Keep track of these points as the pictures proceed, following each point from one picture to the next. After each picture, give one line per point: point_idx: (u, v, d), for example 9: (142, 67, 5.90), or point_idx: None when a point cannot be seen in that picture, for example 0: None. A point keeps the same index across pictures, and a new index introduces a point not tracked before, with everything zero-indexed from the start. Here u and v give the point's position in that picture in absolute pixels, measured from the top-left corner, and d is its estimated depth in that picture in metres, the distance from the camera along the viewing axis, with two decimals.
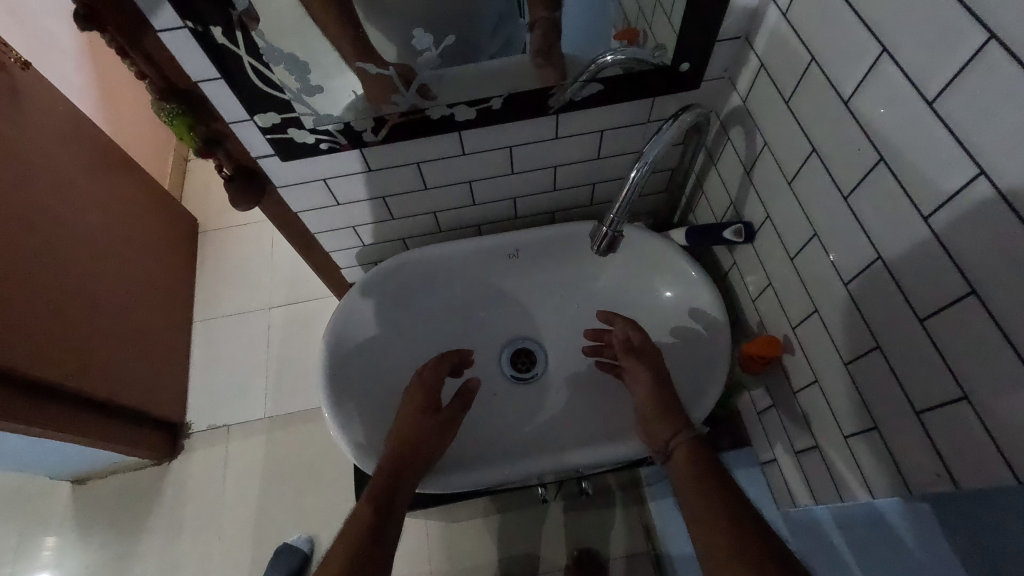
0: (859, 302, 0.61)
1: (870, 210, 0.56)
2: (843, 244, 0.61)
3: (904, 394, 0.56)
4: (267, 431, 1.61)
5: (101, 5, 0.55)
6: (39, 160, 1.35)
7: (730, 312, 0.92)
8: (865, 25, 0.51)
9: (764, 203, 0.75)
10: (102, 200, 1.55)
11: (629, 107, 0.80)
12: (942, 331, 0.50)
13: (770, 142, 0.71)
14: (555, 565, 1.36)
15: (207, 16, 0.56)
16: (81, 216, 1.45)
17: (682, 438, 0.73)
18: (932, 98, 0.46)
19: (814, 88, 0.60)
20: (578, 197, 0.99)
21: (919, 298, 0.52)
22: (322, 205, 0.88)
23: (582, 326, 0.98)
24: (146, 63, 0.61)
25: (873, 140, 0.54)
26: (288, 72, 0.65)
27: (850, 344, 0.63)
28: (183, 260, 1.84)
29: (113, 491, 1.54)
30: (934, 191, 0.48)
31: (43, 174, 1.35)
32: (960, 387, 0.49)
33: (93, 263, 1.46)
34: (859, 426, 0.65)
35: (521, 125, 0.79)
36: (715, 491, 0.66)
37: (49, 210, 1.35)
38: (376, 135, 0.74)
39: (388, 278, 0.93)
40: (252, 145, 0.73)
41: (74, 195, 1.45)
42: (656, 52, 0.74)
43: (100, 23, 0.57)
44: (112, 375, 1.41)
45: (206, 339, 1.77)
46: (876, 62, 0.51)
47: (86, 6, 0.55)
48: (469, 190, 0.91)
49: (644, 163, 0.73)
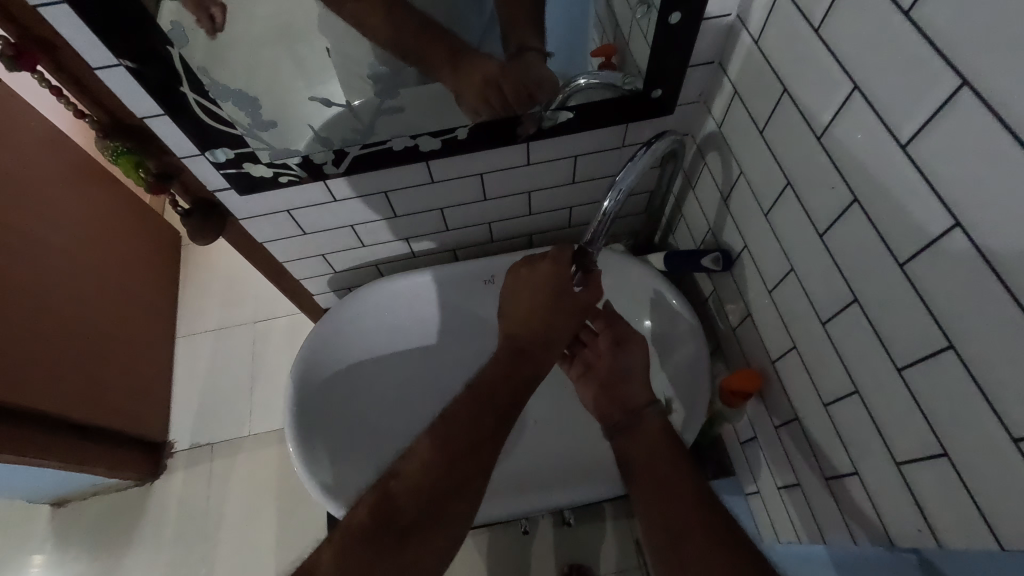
0: (837, 341, 0.59)
1: (847, 250, 0.54)
2: (821, 281, 0.59)
3: (884, 443, 0.54)
4: (251, 449, 1.56)
5: (31, 46, 0.53)
6: (19, 175, 1.30)
7: (710, 339, 0.89)
8: (837, 60, 0.48)
9: (742, 232, 0.73)
10: (83, 213, 1.50)
11: (602, 134, 0.77)
12: (920, 382, 0.48)
13: (745, 171, 0.68)
14: None
15: (148, 54, 0.53)
16: (63, 234, 1.41)
17: (653, 413, 0.75)
18: (905, 141, 0.43)
19: (787, 120, 0.58)
20: (556, 220, 0.96)
21: (896, 344, 0.50)
22: (288, 234, 0.85)
23: None
24: (87, 101, 0.59)
25: (847, 179, 0.51)
26: (237, 107, 0.63)
27: (829, 385, 0.61)
28: (165, 274, 1.79)
29: (91, 515, 1.49)
30: (910, 238, 0.46)
31: (21, 190, 1.30)
32: (941, 442, 0.47)
33: (74, 281, 1.41)
34: (841, 468, 0.62)
35: (491, 153, 0.76)
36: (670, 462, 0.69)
37: (27, 227, 1.30)
38: (337, 167, 0.72)
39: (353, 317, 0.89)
40: (207, 179, 0.70)
41: (56, 212, 1.40)
42: (627, 78, 0.72)
43: (31, 64, 0.54)
44: (95, 396, 1.36)
45: (187, 356, 1.72)
46: (848, 99, 0.48)
47: (14, 48, 0.52)
48: (441, 217, 0.88)
49: (618, 190, 0.70)
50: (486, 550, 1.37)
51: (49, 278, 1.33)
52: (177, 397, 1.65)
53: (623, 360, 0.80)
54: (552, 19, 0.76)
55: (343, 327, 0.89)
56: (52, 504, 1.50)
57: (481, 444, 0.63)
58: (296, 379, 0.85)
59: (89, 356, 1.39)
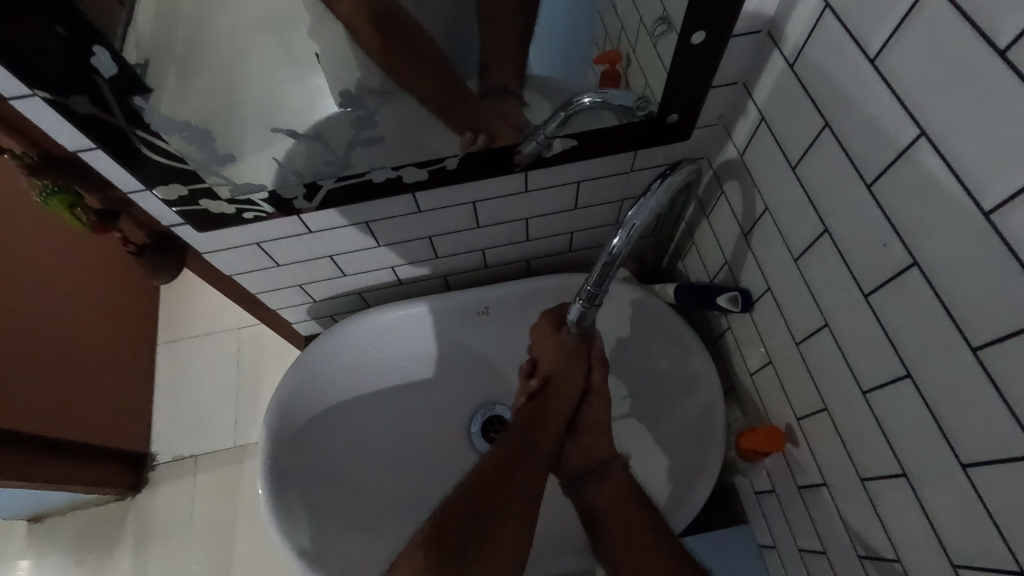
0: (880, 414, 0.51)
1: (896, 317, 0.47)
2: (861, 344, 0.52)
3: (936, 537, 0.48)
4: (232, 464, 1.43)
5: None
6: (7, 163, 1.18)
7: (724, 379, 0.83)
8: (898, 98, 0.41)
9: (765, 272, 0.65)
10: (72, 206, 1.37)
11: (608, 160, 0.69)
12: (990, 483, 0.41)
13: (771, 206, 0.61)
14: None
15: (70, 84, 0.45)
16: (40, 230, 1.25)
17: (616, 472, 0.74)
18: (989, 209, 0.36)
19: (827, 160, 0.50)
20: (556, 245, 0.88)
21: (959, 435, 0.43)
22: (260, 266, 0.76)
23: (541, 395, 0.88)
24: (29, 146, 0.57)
25: (903, 237, 0.44)
26: (185, 139, 0.56)
27: (869, 459, 0.54)
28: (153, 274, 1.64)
29: (67, 536, 1.36)
30: (985, 320, 0.38)
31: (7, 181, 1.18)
32: (1017, 557, 0.40)
33: (51, 282, 1.28)
34: (879, 549, 0.56)
35: (484, 183, 0.68)
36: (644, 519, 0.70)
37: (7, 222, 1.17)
38: (310, 202, 0.63)
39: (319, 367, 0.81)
40: (160, 214, 0.61)
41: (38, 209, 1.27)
42: (640, 101, 0.63)
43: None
44: (65, 411, 1.23)
45: (167, 364, 1.55)
46: (912, 147, 0.41)
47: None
48: (429, 245, 0.80)
49: (627, 230, 0.62)
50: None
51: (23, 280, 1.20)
52: (158, 406, 1.49)
53: (596, 438, 0.76)
54: (551, 20, 0.74)
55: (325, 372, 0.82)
56: (28, 521, 1.37)
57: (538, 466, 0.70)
58: (272, 423, 0.77)
59: (67, 368, 1.26)
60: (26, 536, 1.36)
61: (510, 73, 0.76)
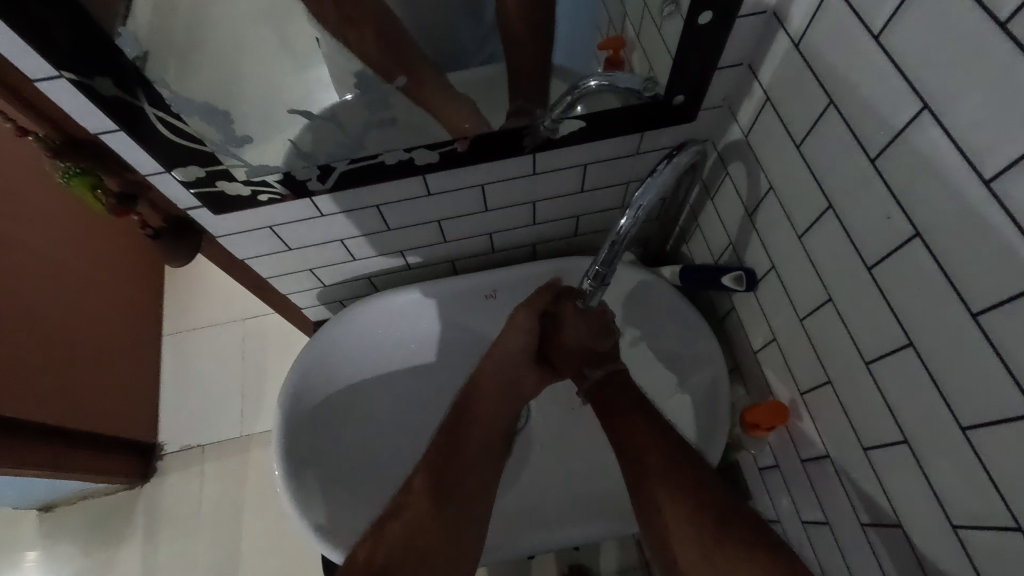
0: (883, 384, 0.53)
1: (899, 289, 0.48)
2: (864, 317, 0.53)
3: (937, 501, 0.49)
4: (241, 452, 1.45)
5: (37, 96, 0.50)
6: (16, 155, 1.19)
7: (729, 359, 0.84)
8: (901, 72, 0.42)
9: (769, 251, 0.67)
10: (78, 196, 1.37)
11: (615, 142, 0.70)
12: (990, 445, 0.43)
13: (775, 185, 0.62)
14: None
15: (93, 65, 0.46)
16: (46, 221, 1.27)
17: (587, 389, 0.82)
18: (989, 177, 0.37)
19: (831, 137, 0.51)
20: (561, 230, 0.89)
21: (960, 400, 0.44)
22: (272, 251, 0.77)
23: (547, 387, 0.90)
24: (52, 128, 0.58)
25: (906, 209, 0.45)
26: (204, 122, 0.58)
27: (871, 429, 0.56)
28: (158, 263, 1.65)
29: (80, 523, 1.38)
30: (985, 286, 0.40)
31: (16, 173, 1.19)
32: (1015, 515, 0.42)
33: (60, 272, 1.29)
34: (880, 516, 0.58)
35: (493, 165, 0.70)
36: (636, 412, 0.75)
37: (16, 214, 1.18)
38: (323, 183, 0.65)
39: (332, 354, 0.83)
40: (176, 197, 0.63)
41: (47, 199, 1.28)
42: (646, 83, 0.65)
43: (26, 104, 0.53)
44: (74, 400, 1.25)
45: (173, 355, 1.56)
46: (915, 120, 0.42)
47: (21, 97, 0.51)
48: (438, 229, 0.81)
49: (635, 209, 0.63)
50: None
51: (32, 271, 1.21)
52: (165, 396, 1.51)
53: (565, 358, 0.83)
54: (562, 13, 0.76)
55: (337, 343, 0.83)
56: (41, 510, 1.39)
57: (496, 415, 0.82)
58: (286, 404, 0.78)
59: (76, 358, 1.28)
60: (37, 526, 1.38)
61: (517, 61, 0.77)
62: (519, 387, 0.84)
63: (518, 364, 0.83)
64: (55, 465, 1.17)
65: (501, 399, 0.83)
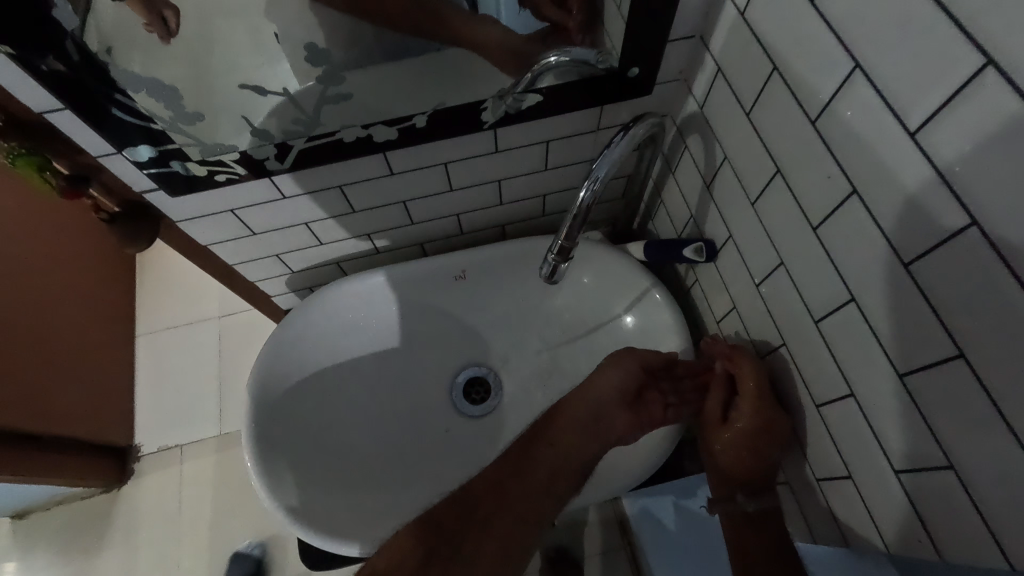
0: (831, 342, 0.55)
1: (842, 247, 0.50)
2: (813, 279, 0.55)
3: (882, 450, 0.51)
4: (220, 450, 1.43)
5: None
6: None
7: (695, 332, 0.87)
8: (834, 33, 0.43)
9: (727, 220, 0.68)
10: None
11: (574, 117, 0.71)
12: (924, 390, 0.45)
13: (730, 154, 0.63)
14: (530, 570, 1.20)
15: (30, 38, 0.45)
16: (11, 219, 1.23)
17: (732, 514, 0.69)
18: (913, 128, 0.39)
19: (776, 102, 0.53)
20: (529, 210, 0.90)
21: (899, 348, 0.46)
22: (236, 236, 0.77)
23: (519, 367, 0.91)
24: None
25: (844, 168, 0.47)
26: (154, 99, 0.57)
27: (822, 386, 0.58)
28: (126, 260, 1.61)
29: (54, 528, 1.36)
30: (915, 236, 0.41)
31: None
32: (947, 454, 0.44)
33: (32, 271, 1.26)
34: (832, 471, 0.60)
35: (454, 142, 0.70)
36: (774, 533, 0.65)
37: None
38: (281, 162, 0.65)
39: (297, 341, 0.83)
40: (131, 180, 0.62)
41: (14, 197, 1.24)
42: (601, 56, 0.66)
43: None
44: (41, 402, 1.21)
45: (148, 354, 1.54)
46: (849, 79, 0.43)
47: None
48: (404, 211, 0.81)
49: (594, 180, 0.64)
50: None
51: None
52: (141, 395, 1.49)
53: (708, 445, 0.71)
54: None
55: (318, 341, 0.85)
56: (13, 517, 1.37)
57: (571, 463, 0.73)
58: (256, 390, 0.79)
59: (45, 360, 1.24)
60: (11, 533, 1.36)
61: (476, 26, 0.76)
62: (600, 431, 0.74)
63: (610, 404, 0.73)
64: (19, 471, 1.13)
65: (582, 439, 0.73)
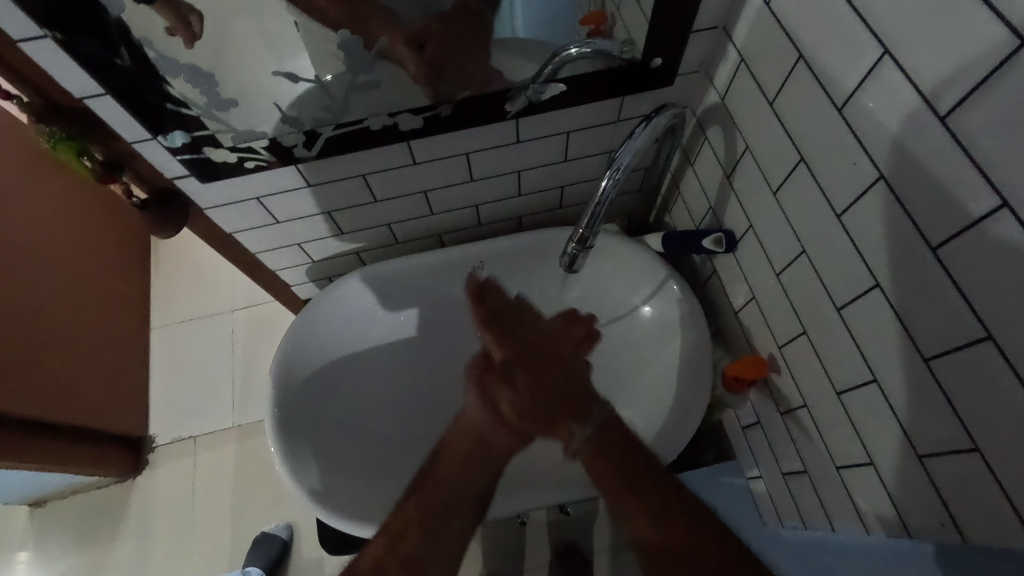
0: (854, 329, 0.55)
1: (867, 233, 0.50)
2: (835, 267, 0.56)
3: (905, 436, 0.52)
4: (236, 440, 1.45)
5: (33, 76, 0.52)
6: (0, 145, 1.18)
7: (711, 323, 0.87)
8: (863, 21, 0.43)
9: (747, 210, 0.69)
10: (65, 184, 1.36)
11: (596, 107, 0.72)
12: (949, 374, 0.45)
13: (751, 144, 0.64)
14: (541, 564, 1.20)
15: (74, 23, 0.46)
16: (33, 211, 1.25)
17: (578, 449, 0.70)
18: (944, 113, 0.39)
19: (801, 90, 0.53)
20: (546, 202, 0.91)
21: (923, 333, 0.46)
22: (260, 224, 0.78)
23: None
24: (28, 90, 0.54)
25: (871, 154, 0.47)
26: (188, 85, 0.59)
27: (844, 374, 0.58)
28: (143, 254, 1.63)
29: (73, 515, 1.38)
30: (944, 219, 0.42)
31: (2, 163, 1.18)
32: (971, 438, 0.44)
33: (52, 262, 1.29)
34: (854, 458, 0.60)
35: (477, 131, 0.71)
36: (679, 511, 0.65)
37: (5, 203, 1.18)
38: (309, 150, 0.66)
39: (319, 333, 0.84)
40: (163, 166, 0.63)
41: (34, 190, 1.27)
42: (624, 47, 0.67)
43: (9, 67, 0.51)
44: (63, 390, 1.23)
45: (164, 346, 1.56)
46: (876, 65, 0.44)
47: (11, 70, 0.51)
48: (425, 201, 0.82)
49: (616, 168, 0.65)
50: (478, 556, 1.21)
51: (21, 261, 1.20)
52: (157, 386, 1.51)
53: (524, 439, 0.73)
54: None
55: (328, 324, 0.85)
56: (32, 504, 1.39)
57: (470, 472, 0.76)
58: (277, 377, 0.80)
59: (65, 350, 1.27)
60: (27, 522, 1.38)
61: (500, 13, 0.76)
62: (487, 452, 0.75)
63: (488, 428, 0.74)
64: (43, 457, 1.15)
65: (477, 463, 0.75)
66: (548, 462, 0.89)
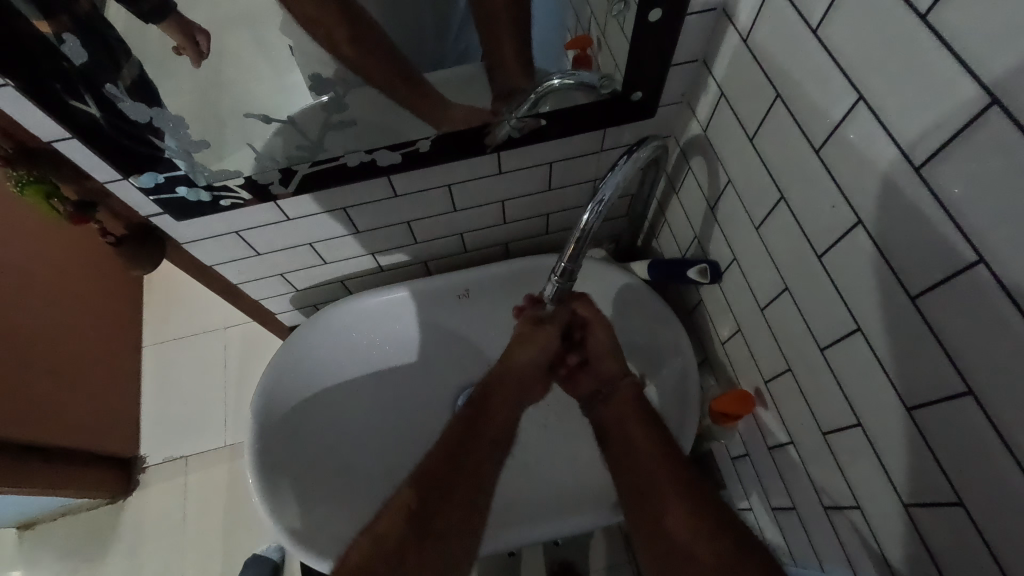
0: (838, 371, 0.54)
1: (848, 276, 0.49)
2: (818, 306, 0.55)
3: (891, 482, 0.50)
4: (225, 461, 1.43)
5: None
6: None
7: (699, 351, 0.86)
8: (840, 67, 0.43)
9: (731, 243, 0.68)
10: None
11: (578, 140, 0.71)
12: (932, 424, 0.44)
13: (733, 177, 0.63)
14: None
15: (40, 69, 0.46)
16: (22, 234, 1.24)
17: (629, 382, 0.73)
18: (919, 163, 0.38)
19: (781, 129, 0.53)
20: (532, 228, 0.90)
21: (906, 380, 0.45)
22: (241, 256, 0.77)
23: None
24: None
25: (850, 198, 0.46)
26: (160, 124, 0.58)
27: (829, 414, 0.57)
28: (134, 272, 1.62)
29: (60, 540, 1.36)
30: (922, 270, 0.41)
31: None
32: (956, 491, 0.43)
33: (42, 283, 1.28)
34: (840, 498, 0.59)
35: (458, 165, 0.70)
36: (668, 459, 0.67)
37: None
38: (286, 186, 0.65)
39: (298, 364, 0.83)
40: (137, 204, 0.63)
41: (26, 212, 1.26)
42: (604, 81, 0.66)
43: None
44: (52, 414, 1.21)
45: (154, 365, 1.54)
46: (853, 111, 0.43)
47: None
48: (408, 230, 0.81)
49: (599, 202, 0.64)
50: None
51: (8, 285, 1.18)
52: (146, 407, 1.49)
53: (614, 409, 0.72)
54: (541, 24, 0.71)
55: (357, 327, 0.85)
56: (19, 528, 1.37)
57: (459, 518, 0.63)
58: (257, 409, 0.79)
59: (54, 373, 1.26)
60: (15, 546, 1.36)
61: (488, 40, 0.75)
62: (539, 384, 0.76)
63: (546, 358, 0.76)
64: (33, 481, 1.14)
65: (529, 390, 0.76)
66: (539, 491, 0.88)
